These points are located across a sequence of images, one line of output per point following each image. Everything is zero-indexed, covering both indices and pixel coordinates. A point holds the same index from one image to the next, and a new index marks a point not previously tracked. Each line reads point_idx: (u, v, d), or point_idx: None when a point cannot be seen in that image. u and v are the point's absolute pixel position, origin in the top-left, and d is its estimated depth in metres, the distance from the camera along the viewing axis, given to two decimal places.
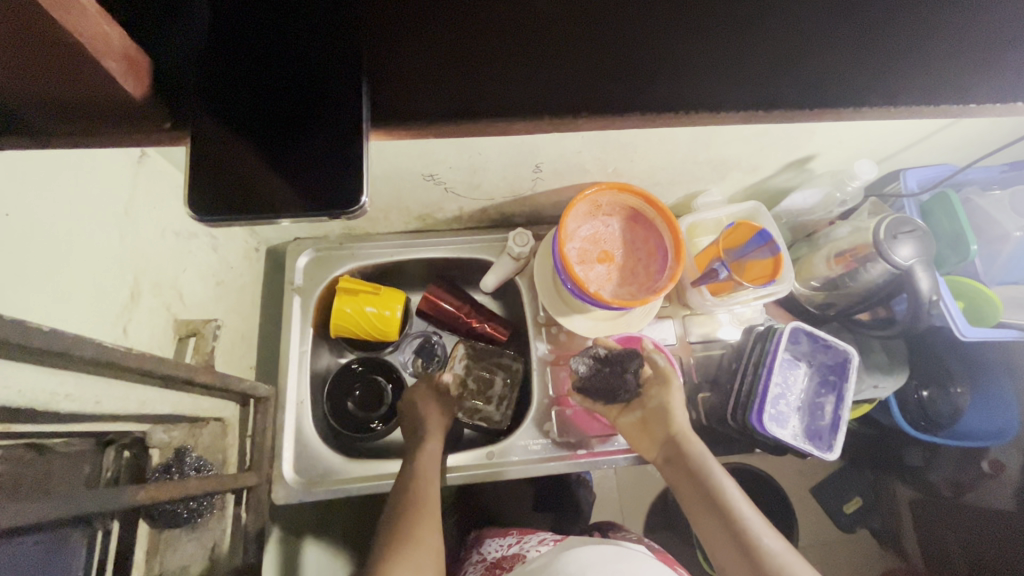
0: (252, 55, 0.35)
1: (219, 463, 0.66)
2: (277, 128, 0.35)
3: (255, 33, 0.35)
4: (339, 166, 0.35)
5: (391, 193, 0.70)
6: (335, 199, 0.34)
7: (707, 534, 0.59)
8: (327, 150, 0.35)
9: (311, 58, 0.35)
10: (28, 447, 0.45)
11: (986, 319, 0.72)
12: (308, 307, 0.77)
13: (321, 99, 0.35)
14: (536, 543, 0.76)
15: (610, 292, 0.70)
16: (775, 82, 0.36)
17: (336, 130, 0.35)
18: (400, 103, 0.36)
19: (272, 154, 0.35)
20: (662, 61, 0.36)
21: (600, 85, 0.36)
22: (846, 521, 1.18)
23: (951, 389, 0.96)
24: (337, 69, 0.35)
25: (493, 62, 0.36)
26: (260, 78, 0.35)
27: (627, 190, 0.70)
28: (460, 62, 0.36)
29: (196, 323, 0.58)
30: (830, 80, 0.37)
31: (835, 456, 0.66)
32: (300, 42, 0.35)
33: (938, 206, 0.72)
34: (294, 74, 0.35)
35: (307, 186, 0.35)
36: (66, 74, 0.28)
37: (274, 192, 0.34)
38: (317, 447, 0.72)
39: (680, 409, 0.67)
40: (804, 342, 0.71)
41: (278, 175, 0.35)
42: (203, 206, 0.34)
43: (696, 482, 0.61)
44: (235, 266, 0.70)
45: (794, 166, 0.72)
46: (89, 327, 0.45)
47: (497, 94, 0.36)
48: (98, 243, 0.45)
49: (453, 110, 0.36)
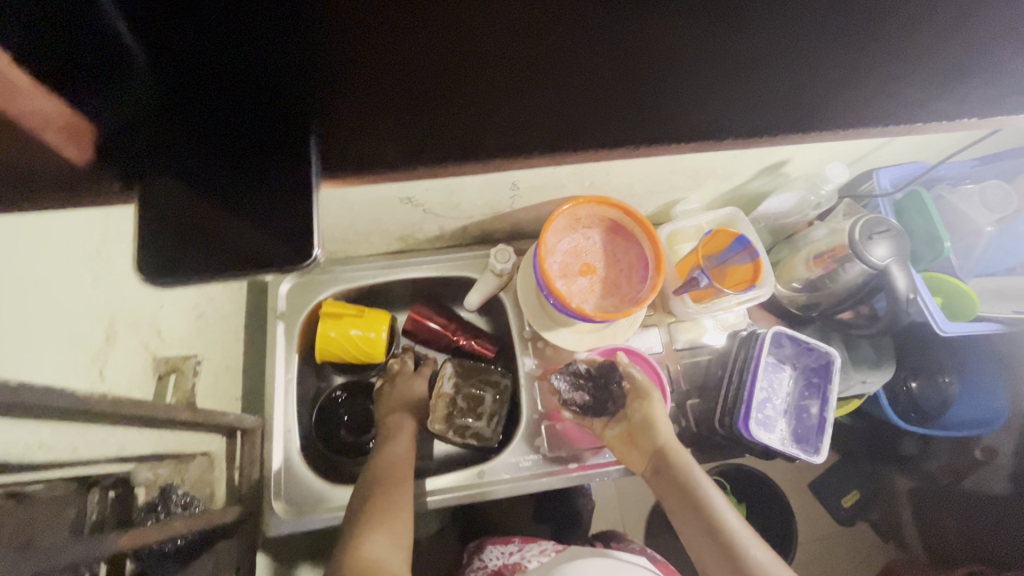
0: (198, 110, 0.32)
1: (206, 498, 0.65)
2: (225, 184, 0.33)
3: (200, 85, 0.32)
4: (292, 220, 0.32)
5: (370, 217, 0.70)
6: (282, 257, 0.32)
7: (696, 545, 0.60)
8: (277, 204, 0.32)
9: (261, 111, 0.33)
10: (7, 495, 0.42)
11: (964, 313, 0.73)
12: (292, 334, 0.77)
13: (272, 153, 0.33)
14: (538, 553, 0.77)
15: (593, 305, 0.71)
16: (757, 108, 0.37)
17: (288, 184, 0.33)
18: (352, 151, 0.34)
19: (221, 212, 0.32)
20: (640, 90, 0.36)
21: (572, 116, 0.35)
22: (844, 515, 1.16)
23: (940, 378, 0.97)
24: (286, 123, 0.33)
25: (447, 105, 0.34)
26: (208, 134, 0.33)
27: (606, 202, 0.70)
28: (408, 110, 0.34)
29: (175, 359, 0.59)
30: (809, 103, 0.37)
31: (822, 459, 0.67)
32: (248, 92, 0.33)
33: (910, 204, 0.73)
34: (244, 128, 0.33)
35: (251, 243, 0.32)
36: (8, 151, 0.28)
37: (224, 251, 0.32)
38: (310, 477, 0.70)
39: (664, 419, 0.67)
40: (787, 344, 0.71)
41: (228, 234, 0.32)
42: (150, 272, 0.32)
43: (685, 494, 0.61)
44: (218, 297, 0.69)
45: (769, 172, 0.72)
46: (63, 377, 0.45)
47: (455, 141, 0.35)
48: (72, 290, 0.45)
49: (403, 160, 0.35)
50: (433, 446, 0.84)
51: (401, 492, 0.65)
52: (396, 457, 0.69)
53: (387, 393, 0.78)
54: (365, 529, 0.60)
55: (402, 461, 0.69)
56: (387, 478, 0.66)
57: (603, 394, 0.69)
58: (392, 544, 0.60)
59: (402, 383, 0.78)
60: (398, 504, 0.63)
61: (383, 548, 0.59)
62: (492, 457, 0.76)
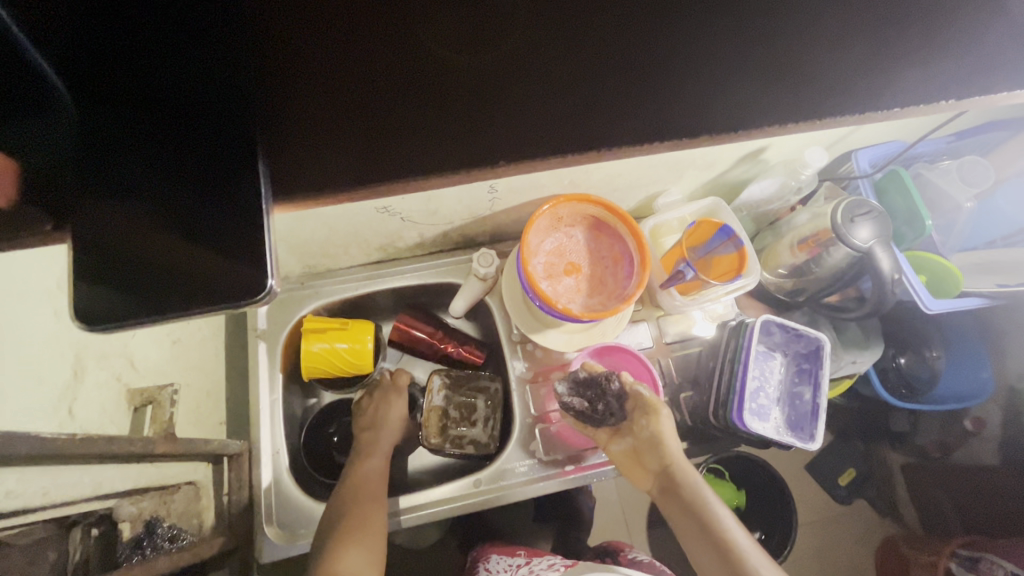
0: (136, 138, 0.31)
1: (195, 528, 0.64)
2: (172, 214, 0.31)
3: (136, 112, 0.31)
4: (244, 249, 0.31)
5: (347, 228, 0.68)
6: (237, 291, 0.30)
7: (703, 565, 0.59)
8: (229, 231, 0.31)
9: (202, 135, 0.31)
10: None
11: (947, 290, 0.73)
12: (274, 353, 0.75)
13: (218, 179, 0.31)
14: (545, 565, 0.74)
15: (580, 305, 0.70)
16: (765, 96, 0.34)
17: (237, 209, 0.31)
18: (298, 172, 0.32)
19: (170, 244, 0.31)
20: (629, 88, 0.33)
21: (542, 120, 0.33)
22: (842, 493, 1.16)
23: (927, 354, 0.96)
24: (230, 144, 0.31)
25: (411, 112, 0.32)
26: (149, 164, 0.31)
27: (586, 200, 0.69)
28: (371, 121, 0.32)
29: (151, 390, 0.56)
30: (820, 89, 0.34)
31: (817, 445, 0.66)
32: (186, 116, 0.31)
33: (892, 184, 0.73)
34: (186, 154, 0.31)
35: (203, 276, 0.31)
36: None
37: (174, 288, 0.31)
38: (302, 499, 0.68)
39: (671, 436, 0.65)
40: (777, 332, 0.70)
41: (180, 268, 0.31)
42: (90, 315, 0.30)
43: (692, 513, 0.60)
44: (194, 321, 0.67)
45: (748, 159, 0.72)
46: (30, 421, 0.43)
47: (432, 152, 0.33)
48: (33, 328, 0.43)
49: (359, 177, 0.32)
50: (427, 457, 0.83)
51: (376, 508, 0.64)
52: (374, 474, 0.68)
53: (369, 405, 0.76)
54: (354, 538, 0.60)
55: (375, 479, 0.68)
56: (360, 494, 0.64)
57: (603, 404, 0.66)
58: (367, 560, 0.59)
59: (389, 394, 0.76)
60: (374, 520, 0.62)
61: (357, 557, 0.59)
62: (489, 464, 0.75)
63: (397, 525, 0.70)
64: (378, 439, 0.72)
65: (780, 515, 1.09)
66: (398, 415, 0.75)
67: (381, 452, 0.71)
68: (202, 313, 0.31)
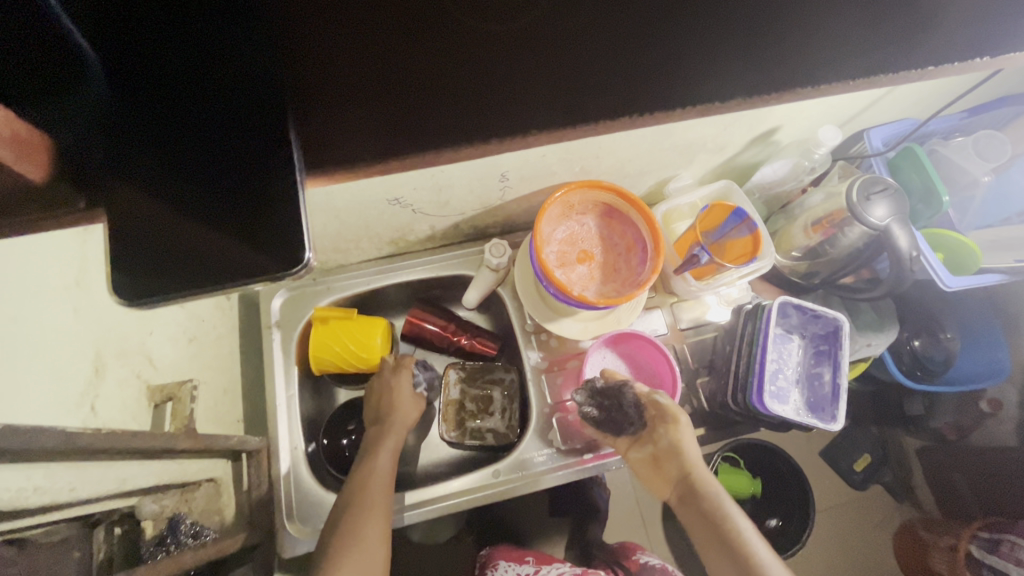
0: (168, 122, 0.30)
1: (216, 526, 0.63)
2: (203, 199, 0.31)
3: (170, 95, 0.30)
4: (277, 222, 0.31)
5: (357, 222, 0.68)
6: (273, 261, 0.30)
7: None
8: (259, 216, 0.31)
9: (235, 121, 0.31)
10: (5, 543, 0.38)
11: (968, 266, 0.73)
12: (288, 348, 0.75)
13: (245, 151, 0.31)
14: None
15: (594, 292, 0.70)
16: (797, 55, 0.34)
17: (268, 192, 0.31)
18: (327, 150, 0.32)
19: (199, 228, 0.31)
20: (661, 54, 0.33)
21: (566, 94, 0.33)
22: (858, 479, 1.18)
23: (941, 335, 0.97)
24: (261, 128, 0.31)
25: (434, 83, 0.32)
26: (176, 139, 0.31)
27: (598, 186, 0.69)
28: (392, 86, 0.32)
29: (170, 387, 0.57)
30: (843, 53, 0.34)
31: (839, 426, 0.65)
32: (218, 101, 0.31)
33: (906, 160, 0.72)
34: (218, 139, 0.31)
35: (235, 250, 0.30)
36: None
37: (205, 264, 0.30)
38: (322, 494, 0.69)
39: (691, 443, 0.63)
40: (794, 314, 0.69)
41: (209, 252, 0.31)
42: (128, 292, 0.30)
43: (713, 525, 0.56)
44: (208, 318, 0.67)
45: (760, 141, 0.71)
46: (54, 416, 0.42)
47: (451, 120, 0.32)
48: (57, 323, 0.43)
49: (381, 152, 0.33)
50: (444, 451, 0.83)
51: (373, 521, 0.59)
52: (374, 472, 0.65)
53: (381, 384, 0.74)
54: (334, 558, 0.56)
55: (384, 477, 0.65)
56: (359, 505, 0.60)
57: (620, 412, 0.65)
58: None
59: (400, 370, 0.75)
60: (365, 536, 0.58)
61: None
62: (506, 455, 0.75)
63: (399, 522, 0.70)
64: (386, 430, 0.69)
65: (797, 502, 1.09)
66: (397, 404, 0.72)
67: (381, 446, 0.68)
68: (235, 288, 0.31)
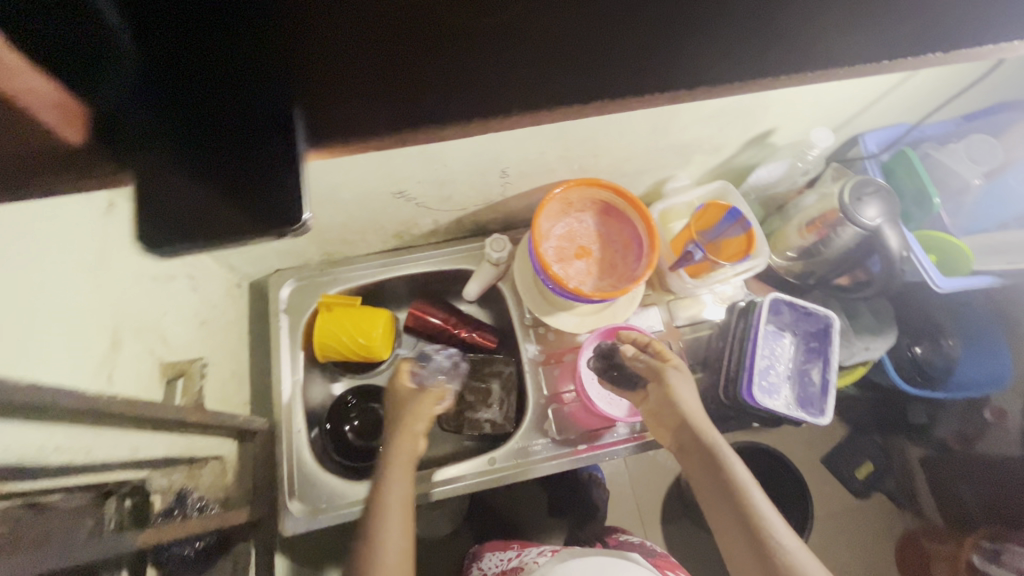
0: (157, 71, 0.24)
1: (221, 502, 0.66)
2: (193, 159, 0.25)
3: (161, 37, 0.24)
4: (273, 175, 0.25)
5: (364, 215, 0.71)
6: (267, 218, 0.24)
7: (722, 531, 0.57)
8: (253, 169, 0.25)
9: (230, 63, 0.25)
10: (26, 507, 0.41)
11: (960, 268, 0.74)
12: (295, 335, 0.78)
13: (238, 95, 0.25)
14: (533, 555, 0.74)
15: (591, 287, 0.72)
16: (822, 24, 0.30)
17: (264, 144, 0.25)
18: (336, 115, 0.27)
19: (181, 179, 0.24)
20: (672, 29, 0.29)
21: (572, 61, 0.28)
22: (859, 486, 1.18)
23: (943, 342, 0.97)
24: (268, 96, 0.26)
25: (437, 73, 0.27)
26: (146, 69, 0.24)
27: (596, 184, 0.71)
28: (415, 49, 0.26)
29: (181, 364, 0.60)
30: (855, 35, 0.31)
31: (828, 420, 0.67)
32: (224, 55, 0.25)
33: (899, 164, 0.74)
34: (205, 83, 0.25)
35: (227, 204, 0.24)
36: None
37: (187, 220, 0.24)
38: (323, 476, 0.72)
39: (688, 394, 0.63)
40: (786, 310, 0.71)
41: (183, 215, 0.24)
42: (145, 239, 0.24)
43: (724, 494, 0.57)
44: (218, 303, 0.70)
45: (755, 142, 0.73)
46: (75, 381, 0.46)
47: (476, 93, 0.28)
48: (78, 297, 0.46)
49: (397, 121, 0.28)
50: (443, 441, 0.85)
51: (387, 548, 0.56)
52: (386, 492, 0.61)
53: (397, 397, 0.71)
54: None
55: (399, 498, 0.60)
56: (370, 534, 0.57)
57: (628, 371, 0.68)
58: None
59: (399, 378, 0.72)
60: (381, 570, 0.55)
61: None
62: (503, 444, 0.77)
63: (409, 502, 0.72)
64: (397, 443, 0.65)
65: (794, 506, 1.09)
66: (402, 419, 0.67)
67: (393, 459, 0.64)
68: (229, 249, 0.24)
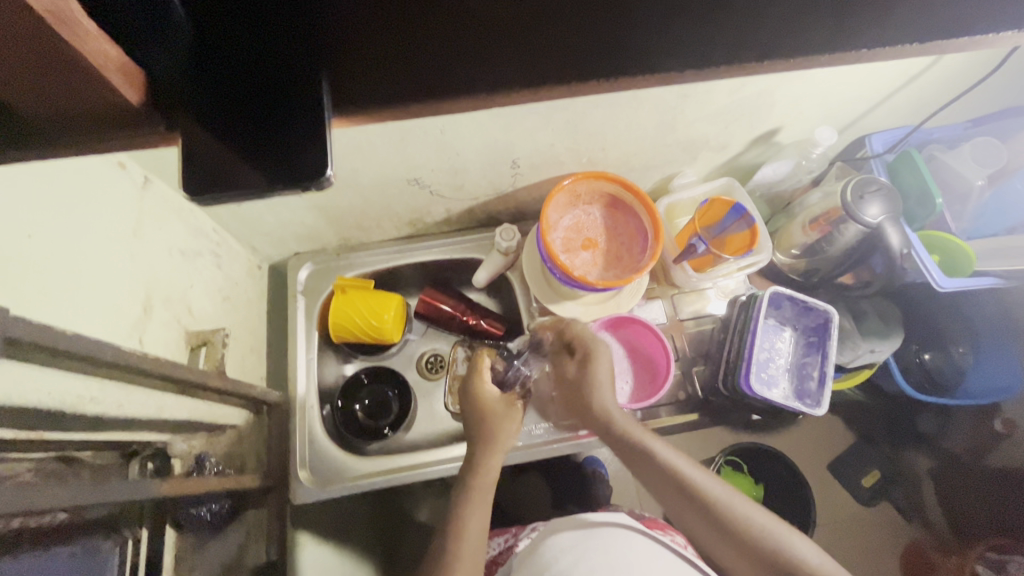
0: (205, 42, 0.27)
1: (237, 468, 0.69)
2: (234, 121, 0.27)
3: (213, 19, 0.27)
4: (303, 136, 0.27)
5: (379, 201, 0.74)
6: (296, 173, 0.26)
7: (662, 498, 0.60)
8: (285, 131, 0.27)
9: (270, 36, 0.28)
10: (57, 459, 0.49)
11: (960, 270, 0.76)
12: (310, 315, 0.81)
13: (274, 63, 0.27)
14: (529, 531, 0.80)
15: (596, 277, 0.74)
16: (821, 9, 0.29)
17: (294, 107, 0.27)
18: (354, 88, 0.28)
19: (223, 137, 0.27)
20: (663, 18, 0.29)
21: (565, 35, 0.28)
22: (866, 494, 1.17)
23: (955, 350, 0.96)
24: (297, 65, 0.27)
25: (441, 43, 0.28)
26: (198, 40, 0.27)
27: (604, 177, 0.73)
28: (429, 28, 0.28)
29: (205, 333, 0.63)
30: (859, 12, 0.29)
31: (822, 412, 0.68)
32: (265, 33, 0.28)
33: (903, 165, 0.75)
34: (249, 52, 0.27)
35: (264, 159, 0.27)
36: (56, 89, 0.22)
37: (226, 174, 0.26)
38: (332, 451, 0.76)
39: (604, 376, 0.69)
40: (787, 305, 0.73)
41: (220, 171, 0.27)
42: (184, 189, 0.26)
43: (650, 465, 0.60)
44: (239, 281, 0.74)
45: (761, 141, 0.75)
46: (110, 338, 0.49)
47: (477, 68, 0.28)
48: (113, 262, 0.50)
49: (406, 95, 0.28)
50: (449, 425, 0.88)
51: (480, 516, 0.63)
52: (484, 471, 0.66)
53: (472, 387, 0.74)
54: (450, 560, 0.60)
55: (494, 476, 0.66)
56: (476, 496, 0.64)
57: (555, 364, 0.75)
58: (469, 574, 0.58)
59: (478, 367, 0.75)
60: (472, 550, 0.61)
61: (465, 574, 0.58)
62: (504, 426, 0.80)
63: (411, 479, 0.75)
64: (488, 430, 0.69)
65: (796, 508, 1.09)
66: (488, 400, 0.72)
67: (486, 443, 0.68)
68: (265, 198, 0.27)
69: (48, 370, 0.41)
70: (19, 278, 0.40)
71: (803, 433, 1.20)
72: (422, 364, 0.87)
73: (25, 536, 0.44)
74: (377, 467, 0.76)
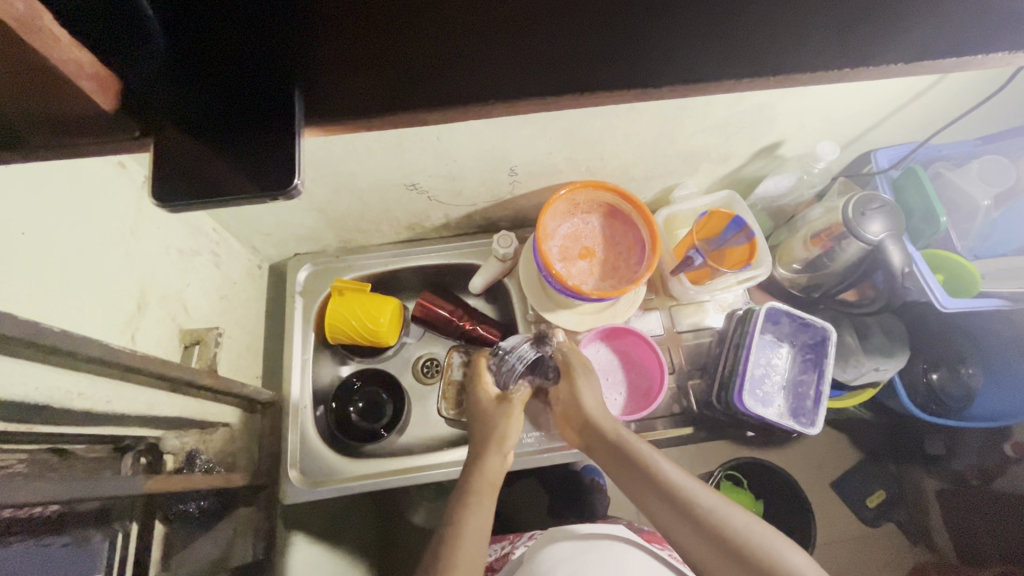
0: (187, 51, 0.27)
1: (227, 467, 0.70)
2: (206, 127, 0.27)
3: (189, 23, 0.27)
4: (274, 144, 0.27)
5: (378, 205, 0.75)
6: (266, 180, 0.26)
7: (650, 511, 0.58)
8: (259, 139, 0.27)
9: (248, 43, 0.28)
10: (51, 451, 0.49)
11: (968, 291, 0.74)
12: (308, 316, 0.82)
13: (250, 70, 0.27)
14: (525, 539, 0.79)
15: (592, 287, 0.74)
16: (803, 26, 0.29)
17: (269, 115, 0.27)
18: (329, 98, 0.28)
19: (200, 144, 0.27)
20: (640, 33, 0.29)
21: (540, 46, 0.28)
22: (871, 515, 1.14)
23: (963, 370, 0.94)
24: (272, 73, 0.27)
25: (419, 44, 0.28)
26: (179, 50, 0.27)
27: (603, 186, 0.73)
28: (402, 41, 0.28)
29: (199, 331, 0.64)
30: (845, 29, 0.29)
31: (817, 431, 0.67)
32: (239, 37, 0.28)
33: (909, 181, 0.74)
34: (229, 61, 0.28)
35: (238, 165, 0.27)
36: (30, 96, 0.23)
37: (199, 180, 0.27)
38: (325, 452, 0.77)
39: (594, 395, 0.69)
40: (784, 321, 0.72)
41: (196, 176, 0.27)
42: (159, 194, 0.27)
43: (638, 470, 0.60)
44: (238, 281, 0.75)
45: (764, 154, 0.74)
46: (101, 334, 0.50)
47: (452, 80, 0.28)
48: (108, 260, 0.51)
49: (380, 106, 0.28)
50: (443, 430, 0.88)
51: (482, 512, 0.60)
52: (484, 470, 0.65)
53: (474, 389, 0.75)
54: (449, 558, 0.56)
55: (496, 473, 0.65)
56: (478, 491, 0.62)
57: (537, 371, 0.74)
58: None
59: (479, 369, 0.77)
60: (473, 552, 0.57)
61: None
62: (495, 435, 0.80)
63: (402, 482, 0.75)
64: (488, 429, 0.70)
65: (797, 528, 1.07)
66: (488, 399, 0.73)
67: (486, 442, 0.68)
68: (238, 205, 0.27)
69: (37, 365, 0.42)
70: (13, 275, 0.41)
71: (807, 451, 1.17)
72: (420, 368, 0.88)
73: (14, 528, 0.45)
74: (367, 469, 0.77)
